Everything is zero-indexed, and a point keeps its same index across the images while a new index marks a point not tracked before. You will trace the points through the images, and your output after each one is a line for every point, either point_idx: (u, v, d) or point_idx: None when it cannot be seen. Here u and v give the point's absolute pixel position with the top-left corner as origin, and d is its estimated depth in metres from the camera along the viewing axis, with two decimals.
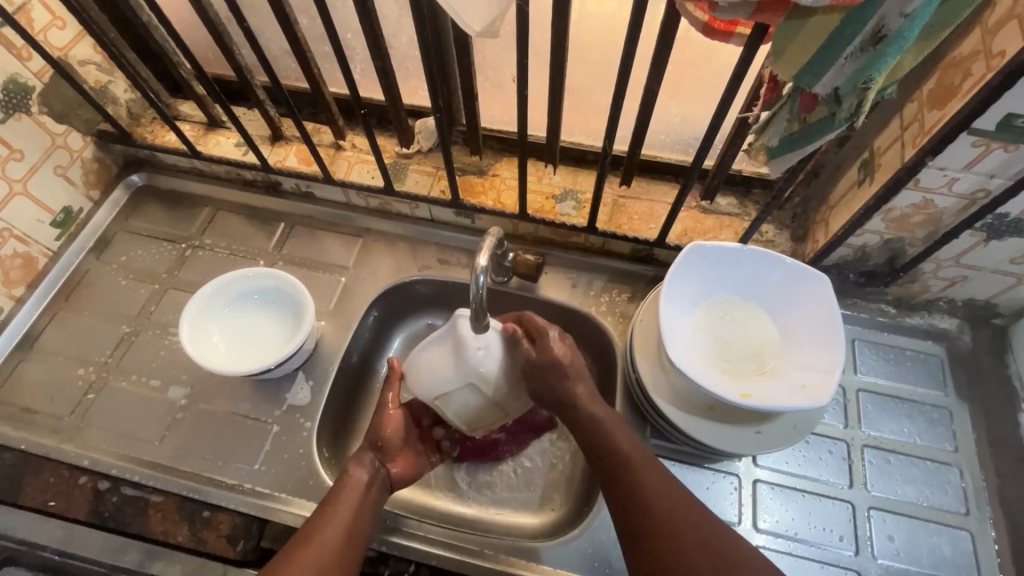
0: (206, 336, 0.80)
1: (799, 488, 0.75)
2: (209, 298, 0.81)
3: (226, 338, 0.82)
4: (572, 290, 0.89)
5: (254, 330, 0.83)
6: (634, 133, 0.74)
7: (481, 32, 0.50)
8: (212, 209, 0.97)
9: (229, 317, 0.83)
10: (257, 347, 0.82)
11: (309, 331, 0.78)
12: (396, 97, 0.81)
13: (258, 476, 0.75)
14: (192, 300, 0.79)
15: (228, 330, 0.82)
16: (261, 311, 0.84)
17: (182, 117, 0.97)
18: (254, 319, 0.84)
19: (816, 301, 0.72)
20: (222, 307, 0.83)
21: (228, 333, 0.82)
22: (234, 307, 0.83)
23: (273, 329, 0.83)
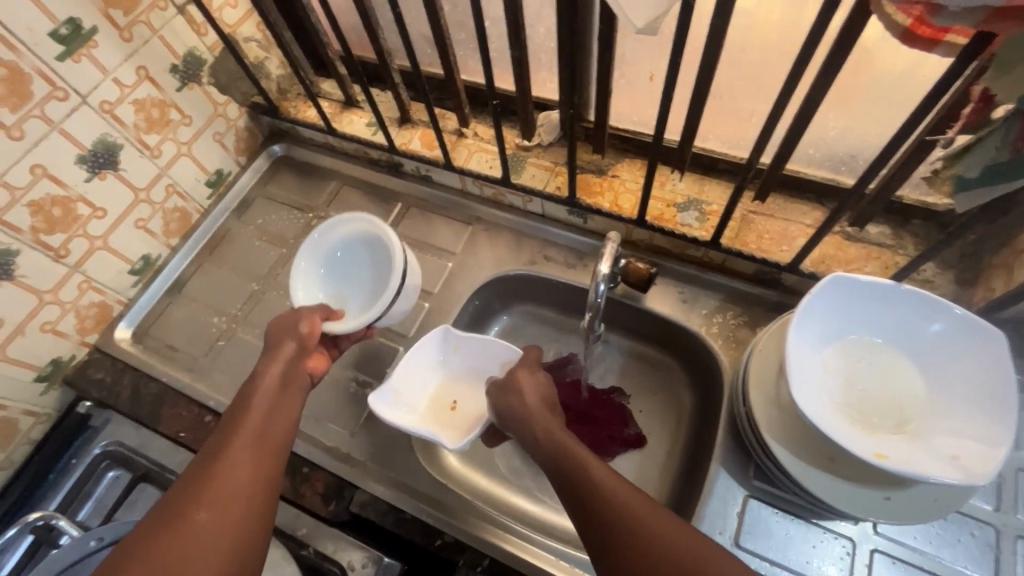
0: (312, 279, 0.84)
1: (927, 569, 0.66)
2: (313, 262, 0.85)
3: (328, 286, 0.85)
4: (682, 306, 0.83)
5: (353, 288, 0.84)
6: (783, 145, 0.67)
7: (643, 29, 0.46)
8: (338, 183, 1.03)
9: (330, 278, 0.85)
10: (350, 304, 0.83)
11: (387, 301, 0.75)
12: (526, 89, 0.80)
13: (354, 443, 0.79)
14: (297, 263, 0.83)
15: (332, 279, 0.85)
16: (363, 270, 0.84)
17: (323, 94, 1.03)
18: (350, 282, 0.85)
19: (982, 361, 0.62)
20: (335, 250, 0.85)
21: (331, 282, 0.85)
22: (345, 252, 0.85)
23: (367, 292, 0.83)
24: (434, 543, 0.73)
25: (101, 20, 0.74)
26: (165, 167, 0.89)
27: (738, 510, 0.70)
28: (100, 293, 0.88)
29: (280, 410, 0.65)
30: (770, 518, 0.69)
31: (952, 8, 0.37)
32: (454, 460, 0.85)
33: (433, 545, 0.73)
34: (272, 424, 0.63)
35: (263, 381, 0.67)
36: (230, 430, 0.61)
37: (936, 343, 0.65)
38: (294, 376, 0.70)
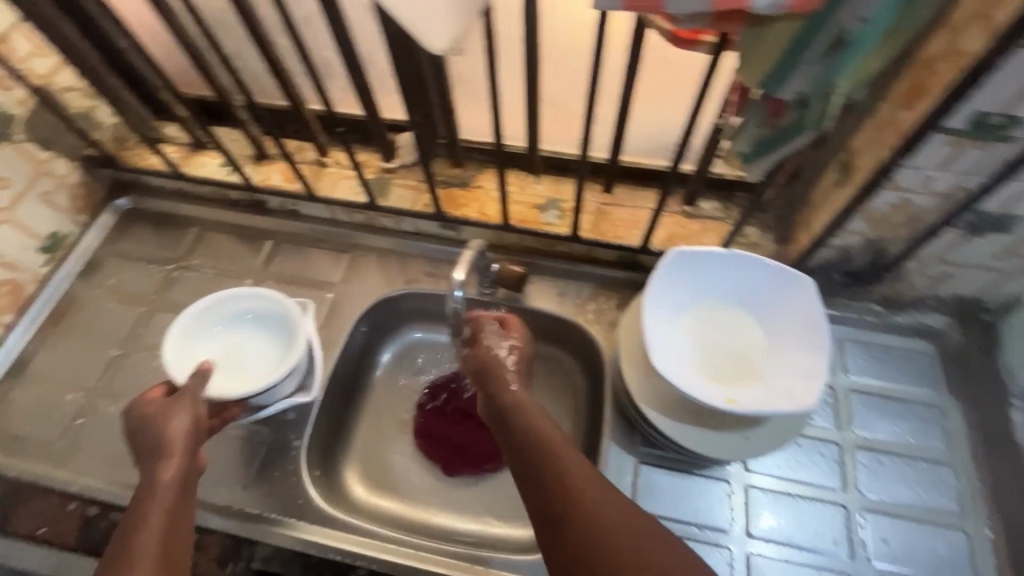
0: (209, 328, 0.77)
1: (792, 493, 0.75)
2: (195, 321, 0.76)
3: (217, 344, 0.77)
4: (559, 299, 0.89)
5: (243, 358, 0.77)
6: (613, 141, 0.74)
7: (446, 50, 0.50)
8: (198, 229, 0.97)
9: (220, 338, 0.78)
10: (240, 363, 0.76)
11: (299, 357, 0.74)
12: (375, 112, 0.81)
13: (248, 496, 0.75)
14: (177, 324, 0.74)
15: (226, 339, 0.78)
16: (263, 346, 0.78)
17: (167, 139, 0.97)
18: (245, 340, 0.78)
19: (800, 305, 0.72)
20: (246, 313, 0.79)
21: (223, 340, 0.78)
22: (256, 320, 0.79)
23: (253, 369, 0.76)
24: None
25: None
26: None
27: (632, 476, 0.76)
28: None
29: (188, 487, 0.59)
30: (660, 477, 0.75)
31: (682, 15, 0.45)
32: (362, 491, 0.84)
33: None
34: (173, 545, 0.54)
35: (169, 446, 0.60)
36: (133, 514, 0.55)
37: (766, 295, 0.75)
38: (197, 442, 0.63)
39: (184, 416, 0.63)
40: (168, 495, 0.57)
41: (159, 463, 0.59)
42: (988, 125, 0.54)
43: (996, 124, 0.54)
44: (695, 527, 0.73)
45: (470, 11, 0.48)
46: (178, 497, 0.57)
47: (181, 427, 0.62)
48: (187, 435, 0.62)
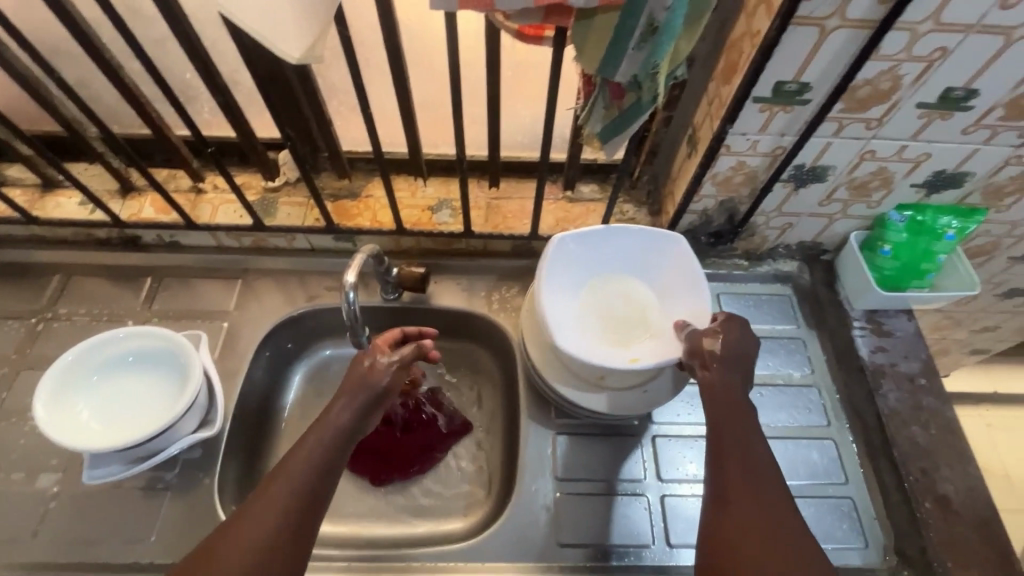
0: (86, 376, 0.71)
1: (693, 435, 0.83)
2: (69, 369, 0.69)
3: (99, 393, 0.71)
4: (463, 293, 0.91)
5: (132, 402, 0.72)
6: (489, 136, 0.79)
7: (302, 58, 0.51)
8: (63, 276, 0.89)
9: (101, 386, 0.72)
10: (135, 405, 0.72)
11: (192, 395, 0.69)
12: (248, 132, 0.80)
13: (157, 547, 0.70)
14: (46, 375, 0.67)
15: (109, 385, 0.72)
16: (152, 387, 0.73)
17: (11, 182, 0.88)
18: (131, 385, 0.73)
19: (678, 261, 0.81)
20: (128, 355, 0.73)
21: (105, 388, 0.72)
22: (140, 361, 0.74)
23: (143, 412, 0.71)
24: None
25: None
26: None
27: (552, 447, 0.80)
28: None
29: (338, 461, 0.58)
30: (577, 444, 0.80)
31: (516, 12, 0.51)
32: None
33: None
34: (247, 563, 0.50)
35: (316, 428, 0.59)
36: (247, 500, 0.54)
37: (649, 259, 0.83)
38: (364, 421, 0.62)
39: (360, 392, 0.62)
40: (309, 468, 0.56)
41: (297, 447, 0.58)
42: (786, 91, 0.65)
43: (792, 90, 0.65)
44: (614, 482, 0.78)
45: (320, 20, 0.50)
46: (327, 467, 0.57)
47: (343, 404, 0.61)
48: (359, 403, 0.61)
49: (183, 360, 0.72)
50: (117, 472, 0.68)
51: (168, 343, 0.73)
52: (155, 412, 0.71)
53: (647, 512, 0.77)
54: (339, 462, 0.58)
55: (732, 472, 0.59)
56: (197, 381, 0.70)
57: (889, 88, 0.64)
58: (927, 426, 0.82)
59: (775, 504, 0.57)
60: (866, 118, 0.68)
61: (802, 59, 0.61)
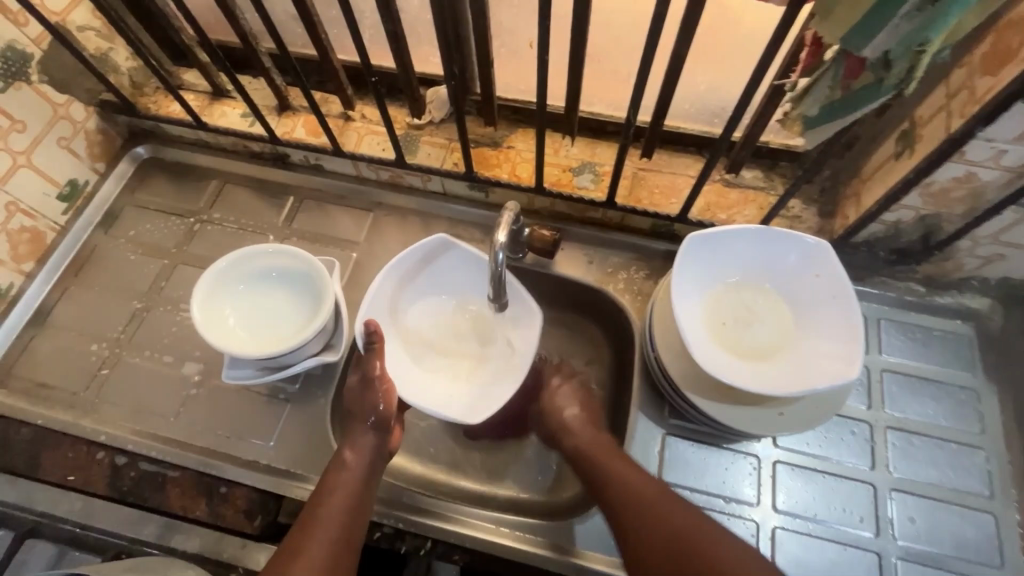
0: (235, 282, 0.75)
1: (819, 469, 0.74)
2: (222, 275, 0.74)
3: (244, 299, 0.76)
4: (589, 266, 0.86)
5: (270, 315, 0.76)
6: (660, 101, 0.70)
7: None
8: (219, 182, 0.95)
9: (245, 295, 0.76)
10: (273, 320, 0.75)
11: (323, 323, 0.71)
12: (408, 65, 0.77)
13: (274, 453, 0.75)
14: (204, 277, 0.72)
15: (253, 295, 0.76)
16: (289, 305, 0.76)
17: (187, 86, 0.93)
18: (270, 301, 0.76)
19: (818, 263, 0.71)
20: (273, 271, 0.76)
21: (250, 295, 0.76)
22: (281, 278, 0.77)
23: (280, 327, 0.75)
24: (373, 536, 0.72)
25: None
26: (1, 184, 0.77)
27: (659, 448, 0.75)
28: None
29: (363, 505, 0.64)
30: (687, 449, 0.75)
31: None
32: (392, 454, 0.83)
33: (371, 538, 0.72)
34: None
35: (339, 482, 0.64)
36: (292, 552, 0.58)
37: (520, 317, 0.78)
38: (375, 463, 0.68)
39: (363, 451, 0.67)
40: (343, 514, 0.62)
41: (323, 504, 0.62)
42: None
43: None
44: (721, 499, 0.73)
45: None
46: (353, 508, 0.63)
47: (356, 459, 0.67)
48: (366, 460, 0.67)
49: (319, 286, 0.75)
50: (252, 377, 0.73)
51: (307, 268, 0.75)
52: (289, 331, 0.75)
53: (753, 539, 0.71)
54: (363, 504, 0.64)
55: (615, 486, 0.65)
56: (329, 310, 0.72)
57: None
58: None
59: (675, 521, 0.60)
60: None
61: None
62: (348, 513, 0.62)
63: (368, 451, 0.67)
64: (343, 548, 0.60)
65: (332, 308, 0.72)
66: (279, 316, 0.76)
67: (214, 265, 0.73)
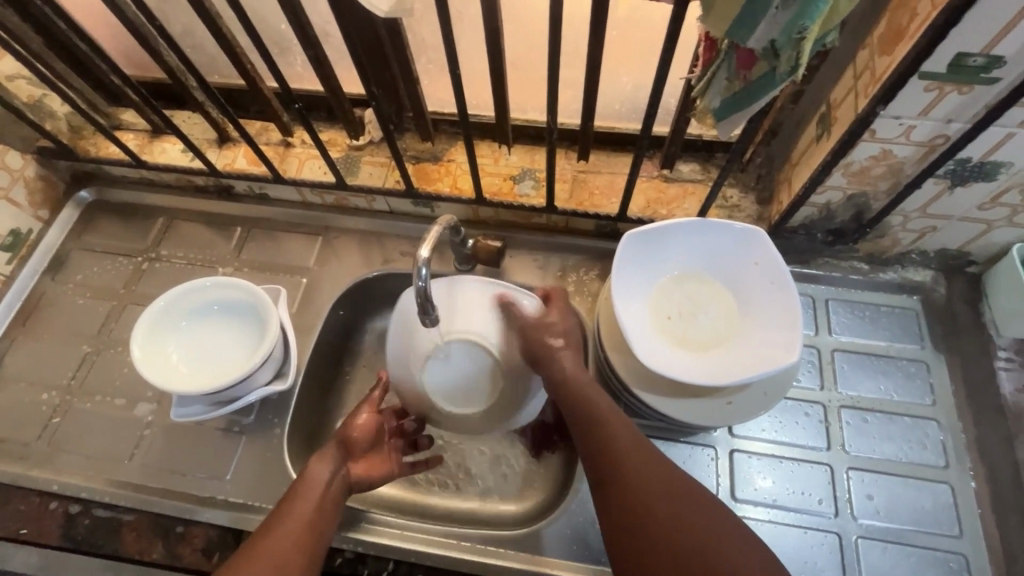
0: (176, 320, 0.75)
1: (777, 455, 0.74)
2: (163, 312, 0.74)
3: (188, 336, 0.76)
4: (538, 272, 0.86)
5: (216, 348, 0.76)
6: (585, 104, 0.71)
7: (390, 11, 0.48)
8: (166, 218, 0.95)
9: (190, 330, 0.76)
10: (221, 353, 0.75)
11: (268, 351, 0.71)
12: (337, 88, 0.78)
13: (231, 487, 0.74)
14: (143, 315, 0.72)
15: (197, 330, 0.76)
16: (235, 336, 0.76)
17: (125, 126, 0.93)
18: (216, 333, 0.77)
19: (757, 252, 0.71)
20: (215, 303, 0.76)
21: (194, 331, 0.76)
22: (224, 309, 0.77)
23: (228, 358, 0.75)
24: (334, 563, 0.71)
25: None
26: None
27: None
28: None
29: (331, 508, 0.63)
30: None
31: None
32: None
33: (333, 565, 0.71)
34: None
35: (308, 487, 0.63)
36: (252, 553, 0.56)
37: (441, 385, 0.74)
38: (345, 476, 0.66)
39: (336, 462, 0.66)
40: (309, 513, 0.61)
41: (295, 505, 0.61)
42: (966, 67, 0.51)
43: (976, 65, 0.51)
44: None
45: None
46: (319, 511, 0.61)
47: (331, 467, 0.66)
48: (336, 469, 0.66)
49: (262, 314, 0.75)
50: (203, 413, 0.73)
51: (248, 297, 0.75)
52: (237, 362, 0.75)
53: None
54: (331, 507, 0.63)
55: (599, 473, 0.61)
56: (273, 337, 0.72)
57: None
58: None
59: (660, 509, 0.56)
60: None
61: (1001, 26, 0.48)
62: (316, 515, 0.61)
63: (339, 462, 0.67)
64: (307, 541, 0.59)
65: (276, 334, 0.72)
66: (229, 349, 0.76)
67: (156, 302, 0.74)
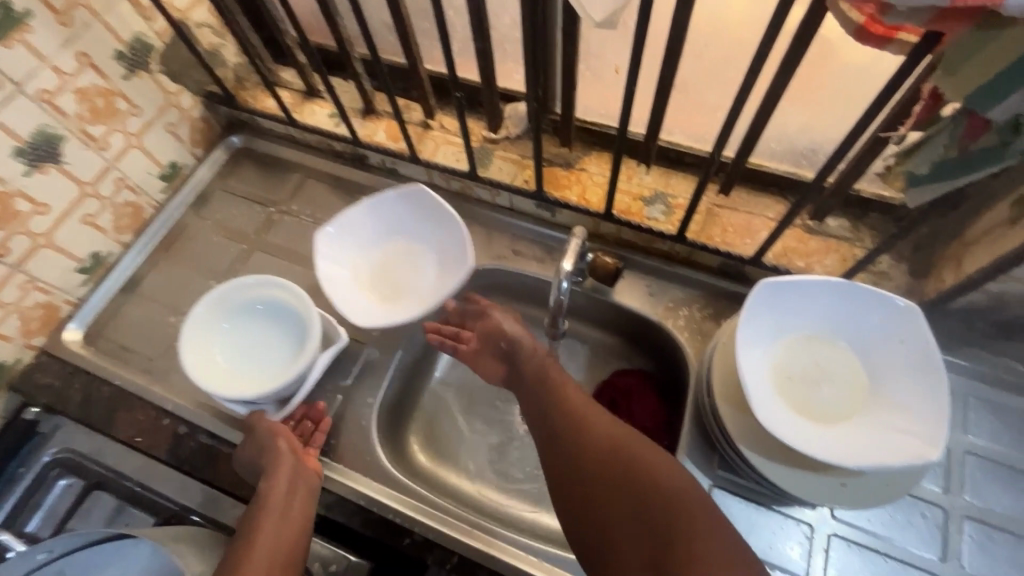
0: (217, 325, 0.80)
1: (880, 551, 0.68)
2: (204, 319, 0.79)
3: (236, 336, 0.81)
4: (648, 298, 0.84)
5: (265, 347, 0.81)
6: (748, 139, 0.68)
7: (601, 23, 0.47)
8: (301, 176, 1.00)
9: (231, 335, 0.81)
10: (264, 360, 0.80)
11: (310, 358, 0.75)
12: (491, 80, 0.79)
13: (319, 444, 0.77)
14: (186, 324, 0.77)
15: (238, 333, 0.81)
16: (279, 335, 0.81)
17: (283, 83, 0.99)
18: (257, 337, 0.82)
19: (907, 329, 0.65)
20: (258, 303, 0.81)
21: (240, 331, 0.82)
22: (267, 310, 0.82)
23: (279, 356, 0.80)
24: (403, 542, 0.73)
25: (37, 4, 0.69)
26: (114, 160, 0.85)
27: None
28: (46, 294, 0.83)
29: (289, 514, 0.67)
30: (734, 506, 0.71)
31: (897, 10, 0.38)
32: (424, 457, 0.85)
33: (401, 544, 0.72)
34: None
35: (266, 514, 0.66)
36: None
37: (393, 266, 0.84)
38: (297, 486, 0.69)
39: (282, 480, 0.68)
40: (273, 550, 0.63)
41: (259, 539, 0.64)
42: None
43: None
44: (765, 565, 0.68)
45: None
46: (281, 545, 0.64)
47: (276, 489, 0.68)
48: (287, 486, 0.69)
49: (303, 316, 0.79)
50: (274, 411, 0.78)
51: (289, 300, 0.80)
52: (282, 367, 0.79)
53: None
54: (297, 526, 0.67)
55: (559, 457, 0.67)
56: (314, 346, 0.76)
57: None
58: None
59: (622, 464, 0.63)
60: None
61: None
62: (278, 540, 0.64)
63: (289, 484, 0.69)
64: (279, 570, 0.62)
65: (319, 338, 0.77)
66: (274, 356, 0.80)
67: (199, 308, 0.78)
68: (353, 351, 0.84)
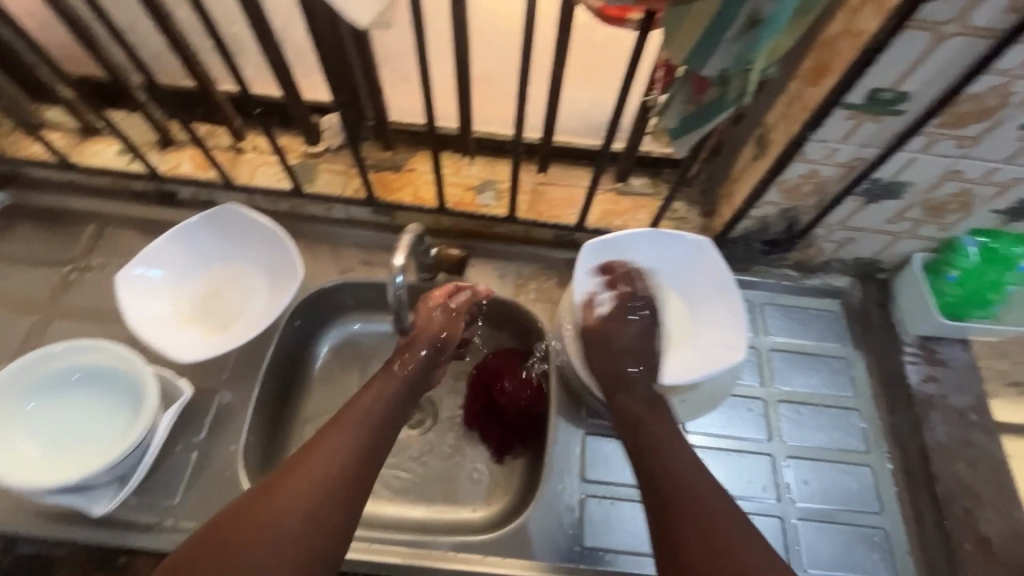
0: (23, 403, 0.69)
1: (725, 448, 0.80)
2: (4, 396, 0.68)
3: (49, 415, 0.70)
4: (499, 279, 0.88)
5: (88, 423, 0.70)
6: (547, 119, 0.75)
7: (371, 24, 0.49)
8: (96, 226, 0.87)
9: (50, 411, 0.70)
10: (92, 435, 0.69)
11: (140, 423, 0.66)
12: (294, 93, 0.76)
13: (180, 511, 0.70)
14: None
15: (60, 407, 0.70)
16: (105, 407, 0.71)
17: (51, 125, 0.87)
18: (82, 409, 0.71)
19: (702, 258, 0.77)
20: (74, 372, 0.71)
21: (54, 408, 0.70)
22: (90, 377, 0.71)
23: (110, 428, 0.70)
24: None
25: None
26: None
27: (580, 447, 0.78)
28: None
29: (393, 415, 0.68)
30: (607, 446, 0.79)
31: None
32: None
33: None
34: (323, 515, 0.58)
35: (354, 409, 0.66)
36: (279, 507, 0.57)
37: (218, 294, 0.82)
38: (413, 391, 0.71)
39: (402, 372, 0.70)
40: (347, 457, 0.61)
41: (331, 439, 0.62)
42: (881, 99, 0.60)
43: (887, 99, 0.60)
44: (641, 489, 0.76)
45: None
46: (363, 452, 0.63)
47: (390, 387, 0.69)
48: (403, 382, 0.69)
49: (132, 378, 0.70)
50: (98, 501, 0.67)
51: (109, 362, 0.71)
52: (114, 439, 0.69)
53: None
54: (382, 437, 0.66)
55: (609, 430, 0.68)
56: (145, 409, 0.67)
57: (996, 105, 0.59)
58: (973, 463, 0.79)
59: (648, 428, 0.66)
60: (961, 135, 0.63)
61: (905, 65, 0.56)
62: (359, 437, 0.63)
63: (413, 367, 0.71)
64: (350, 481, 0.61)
65: (157, 397, 0.68)
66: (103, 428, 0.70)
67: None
68: (201, 401, 0.77)
